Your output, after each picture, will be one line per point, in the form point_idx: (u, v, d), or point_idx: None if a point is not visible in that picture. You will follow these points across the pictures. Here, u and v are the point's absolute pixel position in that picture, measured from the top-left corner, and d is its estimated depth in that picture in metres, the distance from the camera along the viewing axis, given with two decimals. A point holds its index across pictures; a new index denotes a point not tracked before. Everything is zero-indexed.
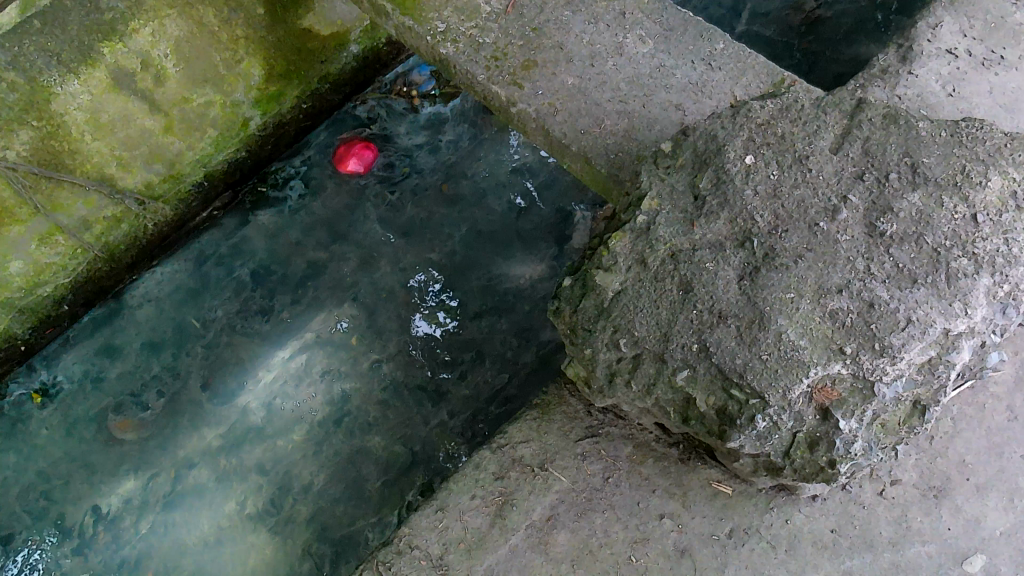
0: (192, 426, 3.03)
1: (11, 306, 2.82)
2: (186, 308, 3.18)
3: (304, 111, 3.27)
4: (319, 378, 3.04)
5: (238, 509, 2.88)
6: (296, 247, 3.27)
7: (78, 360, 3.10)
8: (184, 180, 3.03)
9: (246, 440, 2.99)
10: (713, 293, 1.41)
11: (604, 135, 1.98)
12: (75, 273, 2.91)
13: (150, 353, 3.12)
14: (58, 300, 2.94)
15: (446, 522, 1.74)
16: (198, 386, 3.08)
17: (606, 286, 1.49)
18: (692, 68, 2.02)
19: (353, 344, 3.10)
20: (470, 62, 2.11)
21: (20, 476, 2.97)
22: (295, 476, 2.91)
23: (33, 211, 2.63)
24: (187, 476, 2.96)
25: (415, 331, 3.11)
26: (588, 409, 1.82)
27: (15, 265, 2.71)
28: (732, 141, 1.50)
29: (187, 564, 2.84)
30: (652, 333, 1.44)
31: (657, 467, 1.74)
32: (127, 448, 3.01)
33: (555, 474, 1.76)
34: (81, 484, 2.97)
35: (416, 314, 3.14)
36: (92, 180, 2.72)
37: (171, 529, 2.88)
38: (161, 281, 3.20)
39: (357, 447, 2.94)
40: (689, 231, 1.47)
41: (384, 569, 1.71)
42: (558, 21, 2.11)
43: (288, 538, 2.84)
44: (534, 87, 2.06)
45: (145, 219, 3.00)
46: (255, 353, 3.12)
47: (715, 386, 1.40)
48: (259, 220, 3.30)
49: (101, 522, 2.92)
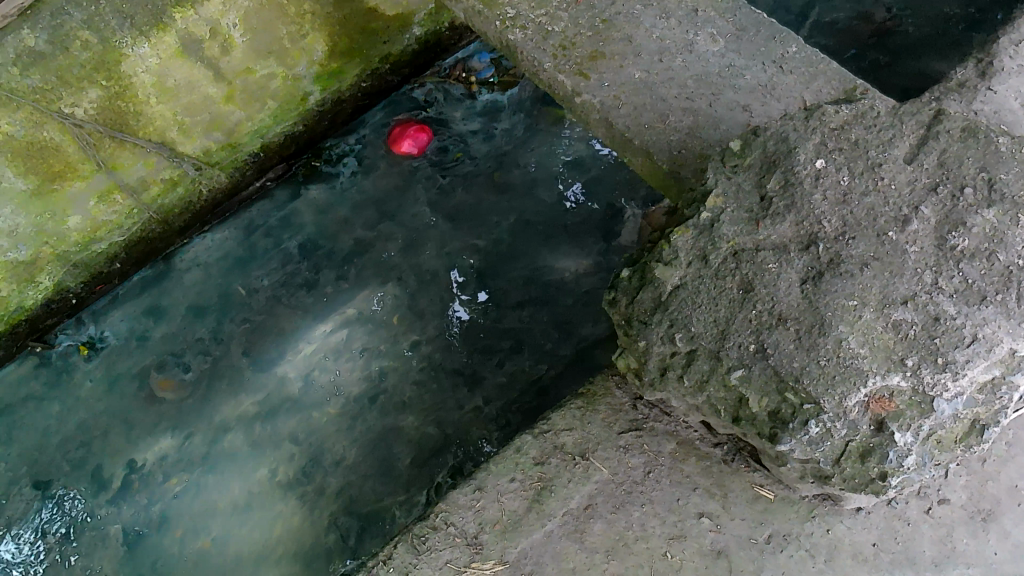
0: (230, 392, 3.09)
1: (66, 261, 2.91)
2: (233, 276, 3.24)
3: (363, 89, 3.31)
4: (357, 354, 3.08)
5: (269, 477, 2.93)
6: (344, 224, 3.31)
7: (124, 318, 3.18)
8: (241, 150, 3.10)
9: (282, 409, 3.03)
10: (775, 295, 1.40)
11: (667, 130, 1.97)
12: (129, 233, 3.00)
13: (194, 317, 3.19)
14: (111, 257, 3.03)
15: (483, 502, 1.75)
16: (239, 353, 3.14)
17: (665, 279, 1.49)
18: (763, 70, 2.00)
19: (393, 323, 3.12)
20: (537, 49, 2.12)
21: (61, 425, 3.06)
22: (328, 448, 2.95)
23: (94, 168, 2.69)
24: (222, 440, 3.02)
25: (456, 315, 3.12)
26: (633, 402, 1.81)
27: (74, 221, 2.79)
28: (803, 145, 1.48)
29: (216, 525, 2.89)
30: (709, 330, 1.44)
31: (699, 466, 1.73)
32: (166, 408, 3.07)
33: (596, 464, 1.76)
34: (118, 438, 3.04)
35: (458, 299, 3.15)
36: (153, 143, 2.78)
37: (204, 490, 2.95)
38: (211, 247, 3.27)
39: (391, 425, 2.96)
40: (753, 232, 1.46)
41: (418, 543, 1.73)
42: (628, 14, 2.10)
43: (317, 509, 2.87)
44: (600, 79, 2.06)
45: (200, 185, 3.07)
46: (297, 325, 3.17)
47: (770, 388, 1.38)
48: (310, 195, 3.35)
49: (136, 477, 2.99)
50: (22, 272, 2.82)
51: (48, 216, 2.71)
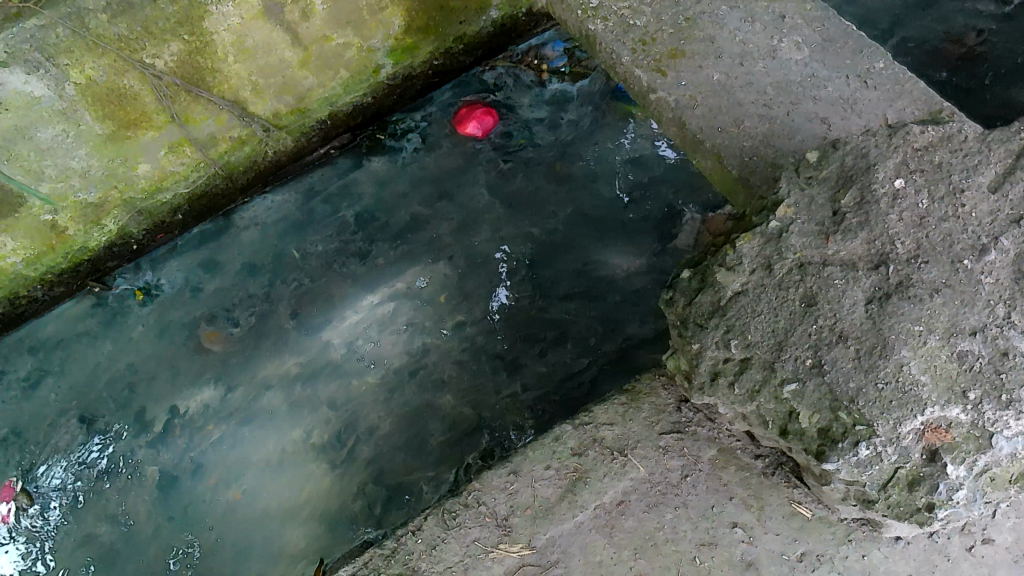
0: (275, 351, 3.15)
1: (133, 207, 3.00)
2: (289, 238, 3.30)
3: (434, 67, 3.33)
4: (402, 328, 3.12)
5: (304, 438, 2.99)
6: (402, 198, 3.34)
7: (181, 268, 3.26)
8: (310, 116, 3.15)
9: (323, 373, 3.08)
10: (838, 312, 1.38)
11: (741, 136, 1.95)
12: (193, 185, 3.08)
13: (247, 275, 3.26)
14: (174, 208, 3.12)
15: (517, 486, 1.76)
16: (287, 315, 3.21)
17: (726, 284, 1.48)
18: (846, 83, 1.95)
19: (440, 302, 3.15)
20: (617, 42, 2.12)
21: (111, 365, 3.16)
22: (363, 417, 2.99)
23: (167, 119, 2.76)
24: (262, 397, 3.08)
25: (502, 300, 3.14)
26: (678, 404, 1.80)
27: (143, 168, 2.87)
28: (884, 162, 1.45)
29: (248, 479, 2.96)
30: (766, 339, 1.42)
31: (738, 476, 1.71)
32: (211, 359, 3.15)
33: (633, 462, 1.75)
34: (164, 384, 3.13)
35: (506, 285, 3.16)
36: (226, 101, 2.84)
37: (240, 443, 3.02)
38: (271, 208, 3.33)
39: (427, 401, 2.99)
40: (821, 246, 1.43)
41: (449, 518, 1.75)
42: (713, 14, 2.08)
43: (347, 475, 2.92)
44: (677, 78, 2.04)
45: (266, 146, 3.14)
46: (347, 293, 3.23)
47: (822, 404, 1.36)
48: (372, 166, 3.39)
49: (176, 423, 3.08)
50: (89, 213, 2.91)
51: (120, 161, 2.79)
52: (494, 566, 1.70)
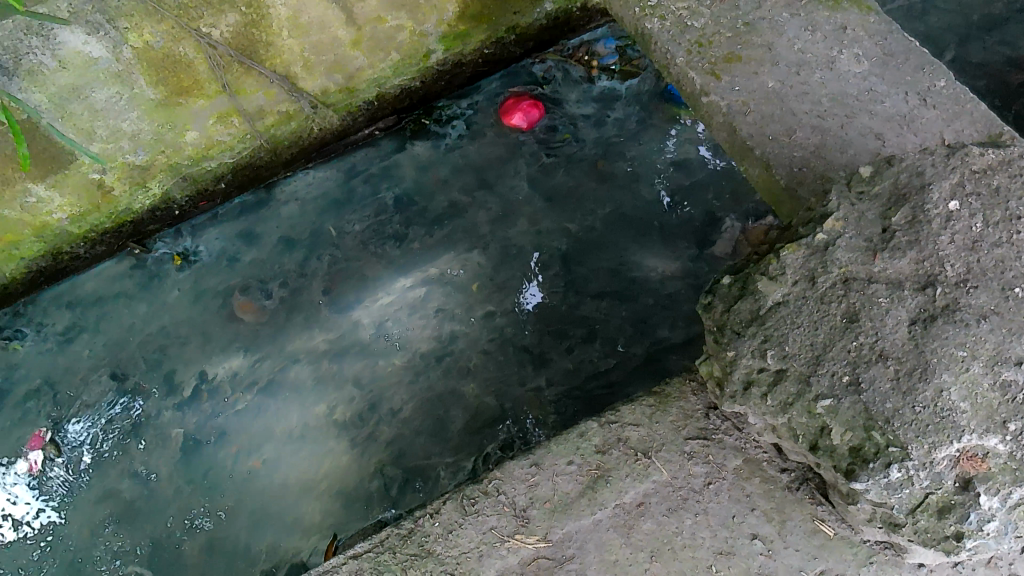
0: (305, 326, 3.19)
1: (178, 172, 3.06)
2: (328, 216, 3.35)
3: (484, 56, 3.34)
4: (432, 313, 3.13)
5: (327, 414, 3.01)
6: (442, 184, 3.36)
7: (220, 237, 3.34)
8: (357, 96, 3.18)
9: (351, 352, 3.11)
10: (880, 330, 1.35)
11: (792, 145, 1.92)
12: (238, 156, 3.12)
13: (284, 248, 3.31)
14: (217, 176, 3.18)
15: (538, 478, 1.76)
16: (320, 291, 3.24)
17: (767, 294, 1.48)
18: (904, 99, 1.92)
19: (472, 290, 3.15)
20: (672, 42, 2.11)
21: (145, 326, 3.23)
22: (387, 398, 3.00)
23: (218, 89, 2.79)
24: (289, 370, 3.11)
25: (533, 292, 3.13)
26: (706, 411, 1.80)
27: (191, 136, 2.92)
28: (939, 183, 1.42)
29: (269, 449, 2.99)
30: (804, 352, 1.41)
31: (761, 488, 1.71)
32: (242, 329, 3.20)
33: (657, 464, 1.75)
34: (194, 348, 3.19)
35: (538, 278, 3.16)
36: (277, 75, 2.87)
37: (264, 414, 3.05)
38: (312, 184, 3.40)
39: (451, 388, 3.00)
40: (868, 262, 1.41)
41: (468, 504, 1.76)
42: (773, 21, 2.07)
43: (366, 454, 2.93)
44: (731, 82, 2.02)
45: (313, 122, 3.18)
46: (379, 274, 3.25)
47: (856, 423, 1.34)
48: (415, 150, 3.43)
49: (204, 388, 3.13)
50: (136, 175, 2.96)
51: (170, 127, 2.83)
52: (508, 556, 1.70)
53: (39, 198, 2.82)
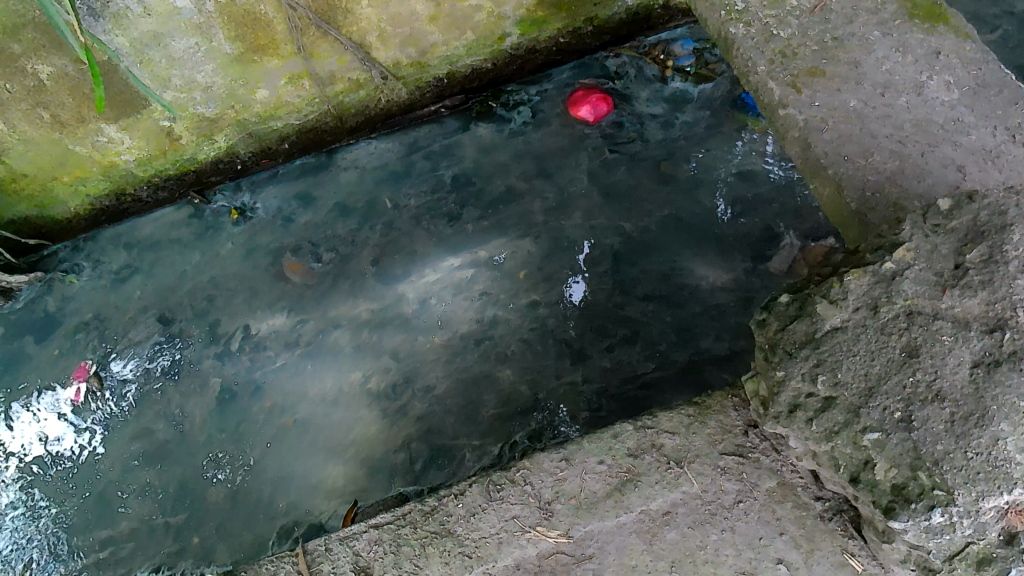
0: (350, 293, 3.22)
1: (244, 128, 3.11)
2: (385, 187, 3.39)
3: (559, 45, 3.31)
4: (476, 296, 3.13)
5: (361, 382, 3.05)
6: (502, 168, 3.37)
7: (277, 196, 3.40)
8: (428, 71, 3.18)
9: (392, 324, 3.13)
10: (940, 369, 1.31)
11: (867, 169, 1.89)
12: (304, 118, 3.17)
13: (339, 215, 3.36)
14: (283, 136, 3.23)
15: (566, 474, 1.75)
16: (369, 260, 3.27)
17: (825, 317, 1.44)
18: (993, 134, 1.85)
19: (518, 278, 3.14)
20: (755, 50, 2.06)
21: (196, 275, 3.30)
22: (422, 374, 3.02)
23: (293, 51, 2.80)
24: (330, 334, 3.15)
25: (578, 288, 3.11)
26: (745, 428, 1.75)
27: (262, 94, 2.95)
28: (1021, 224, 1.37)
29: (302, 409, 3.04)
30: (856, 382, 1.37)
31: (793, 513, 1.67)
32: (289, 289, 3.25)
33: (689, 475, 1.72)
34: (241, 302, 3.25)
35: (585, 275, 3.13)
36: (351, 43, 2.87)
37: (301, 374, 3.10)
38: (372, 154, 3.43)
39: (487, 372, 3.00)
40: (936, 297, 1.37)
41: (494, 491, 1.76)
42: (863, 38, 2.01)
43: (395, 426, 2.95)
44: (812, 97, 1.98)
45: (381, 93, 3.20)
46: (429, 251, 3.26)
47: (903, 460, 1.30)
48: (478, 132, 3.44)
49: (245, 341, 3.19)
50: (204, 127, 3.01)
51: (242, 83, 2.87)
52: (527, 547, 1.70)
53: (110, 139, 2.89)
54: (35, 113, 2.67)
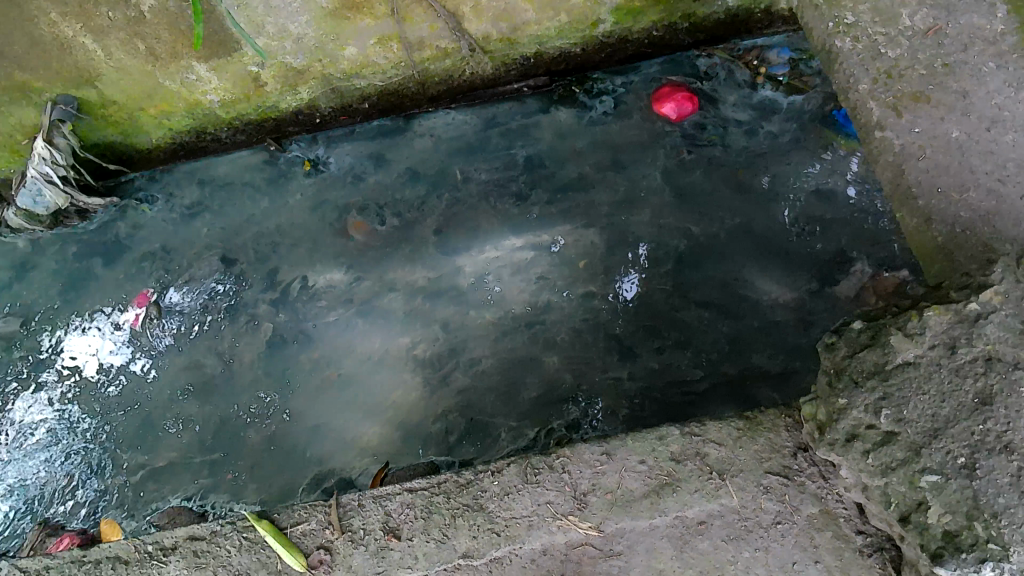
0: (409, 259, 3.25)
1: (328, 83, 3.14)
2: (457, 158, 3.41)
3: (651, 38, 3.25)
4: (533, 279, 3.12)
5: (409, 347, 3.08)
6: (577, 155, 3.36)
7: (351, 154, 3.44)
8: (516, 49, 3.17)
9: (446, 294, 3.15)
10: (1013, 421, 1.37)
11: (961, 205, 1.84)
12: (388, 80, 3.18)
13: (409, 180, 3.40)
14: (364, 95, 3.25)
15: (606, 468, 1.74)
16: (432, 230, 3.30)
17: (898, 350, 1.48)
18: None
19: (578, 267, 3.13)
20: (860, 66, 2.04)
21: (263, 220, 3.38)
22: (468, 348, 3.04)
23: (387, 13, 2.82)
24: (384, 297, 3.19)
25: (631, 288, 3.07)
26: (795, 450, 1.71)
27: (350, 51, 2.97)
28: None
29: (348, 365, 3.09)
30: (923, 421, 1.43)
31: (830, 543, 1.65)
32: (351, 246, 3.30)
33: (729, 488, 1.69)
34: (302, 253, 3.31)
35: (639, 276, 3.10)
36: (445, 11, 2.87)
37: (352, 331, 3.15)
38: (450, 123, 3.44)
39: (534, 355, 3.00)
40: (1019, 346, 1.41)
41: (531, 474, 1.76)
42: (975, 68, 1.93)
43: (436, 395, 2.98)
44: (913, 122, 1.94)
45: (466, 64, 3.20)
46: (493, 228, 3.27)
47: (960, 507, 1.37)
48: (558, 115, 3.42)
49: (301, 291, 3.25)
50: (290, 77, 3.05)
51: (332, 38, 2.89)
52: (556, 534, 1.71)
53: (199, 78, 2.96)
54: (132, 43, 2.74)
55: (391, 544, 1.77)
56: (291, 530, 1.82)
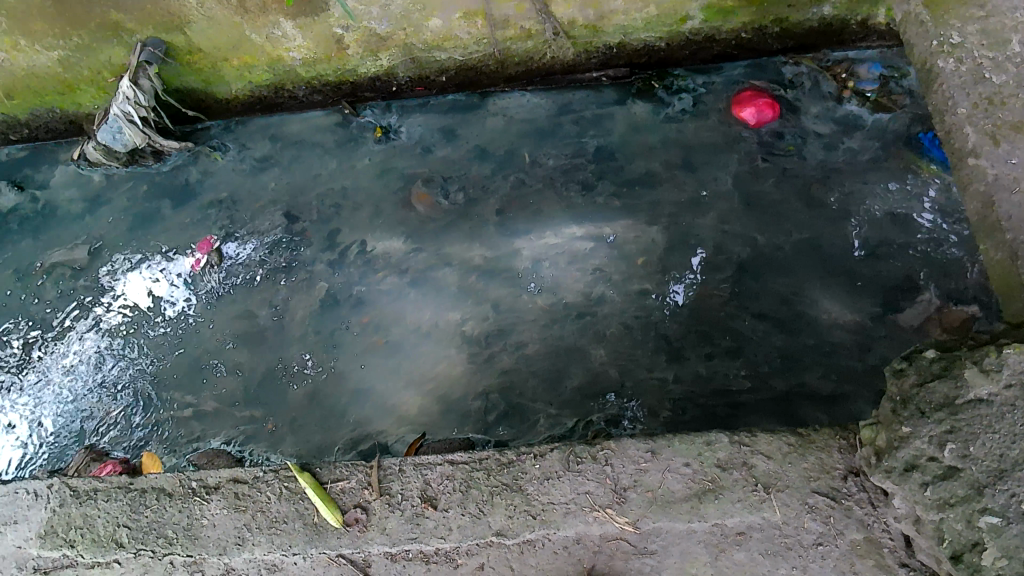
0: (468, 236, 3.25)
1: (410, 53, 3.17)
2: (527, 141, 3.41)
3: (738, 40, 3.23)
4: (589, 270, 3.10)
5: (457, 323, 3.08)
6: (648, 151, 3.32)
7: (422, 125, 3.49)
8: (600, 37, 3.16)
9: (501, 275, 3.15)
10: None
11: None
12: (468, 55, 3.20)
13: (477, 157, 3.41)
14: (443, 68, 3.28)
15: (649, 467, 1.74)
16: (493, 209, 3.30)
17: (971, 386, 1.48)
18: None
19: (636, 263, 3.10)
20: (960, 89, 2.01)
21: (329, 181, 3.44)
22: (517, 330, 3.03)
23: None
24: (439, 270, 3.20)
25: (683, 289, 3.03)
26: (846, 473, 1.68)
27: (434, 23, 2.99)
28: None
29: (396, 332, 3.10)
30: (988, 460, 1.43)
31: (870, 572, 1.63)
32: (412, 216, 3.32)
33: (773, 503, 1.68)
34: (364, 217, 3.35)
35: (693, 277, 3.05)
36: None
37: (403, 300, 3.17)
38: (524, 105, 3.47)
39: (582, 346, 2.97)
40: None
41: (573, 461, 1.77)
42: None
43: (479, 373, 2.97)
44: (1009, 153, 1.88)
45: (548, 48, 3.19)
46: (555, 214, 3.25)
47: (1015, 553, 1.37)
48: (633, 109, 3.41)
49: (359, 255, 3.28)
50: (372, 42, 3.08)
51: (419, 9, 2.90)
52: (591, 524, 1.72)
53: (284, 34, 3.00)
54: None
55: (427, 511, 1.79)
56: (330, 485, 1.86)
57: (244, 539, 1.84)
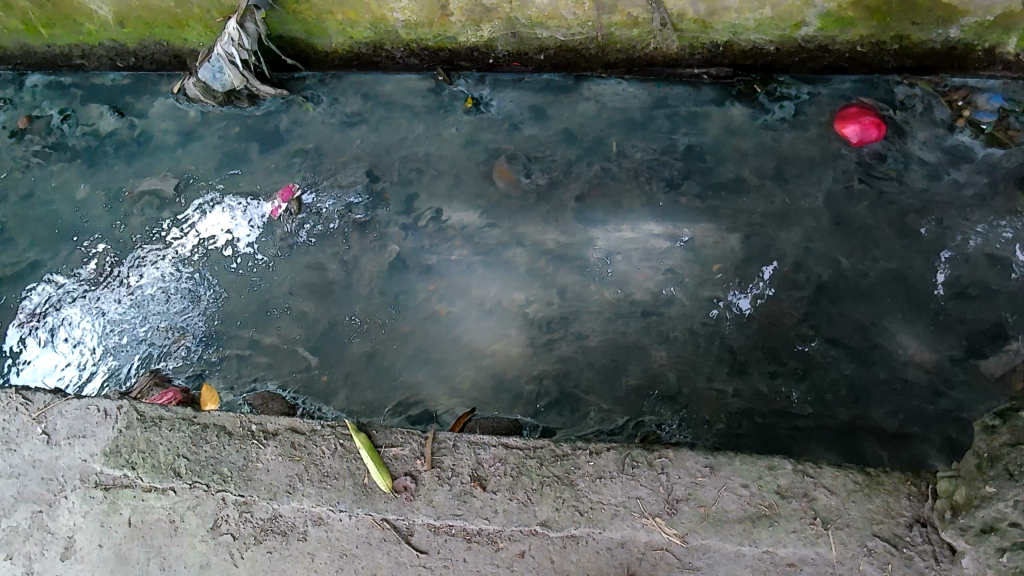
0: (544, 218, 3.22)
1: (512, 27, 3.16)
2: (617, 131, 3.36)
3: (852, 53, 3.12)
4: (662, 270, 3.04)
5: (521, 303, 3.05)
6: (740, 156, 3.23)
7: (513, 100, 3.49)
8: (709, 34, 3.10)
9: (571, 262, 3.11)
10: None
11: None
12: (570, 36, 3.17)
13: (564, 140, 3.38)
14: (543, 47, 3.27)
15: (706, 483, 1.75)
16: (573, 195, 3.26)
17: None
18: None
19: (711, 269, 3.02)
20: None
21: (414, 145, 3.46)
22: (580, 320, 2.99)
23: None
24: (510, 250, 3.17)
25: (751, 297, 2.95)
26: (911, 521, 1.67)
27: None
28: None
29: (458, 305, 3.08)
30: None
31: None
32: (492, 191, 3.31)
33: (829, 539, 1.67)
34: (443, 186, 3.35)
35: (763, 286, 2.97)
36: None
37: (471, 274, 3.14)
38: (618, 94, 3.42)
39: (643, 344, 2.91)
40: None
41: (630, 462, 1.79)
42: None
43: (536, 357, 2.94)
44: None
45: (652, 38, 3.14)
46: (635, 209, 3.20)
47: None
48: (731, 111, 3.32)
49: (432, 222, 3.27)
50: (477, 12, 3.08)
51: None
52: (639, 531, 1.73)
53: None
54: None
55: (475, 491, 1.82)
56: (384, 450, 1.89)
57: (295, 488, 1.88)
